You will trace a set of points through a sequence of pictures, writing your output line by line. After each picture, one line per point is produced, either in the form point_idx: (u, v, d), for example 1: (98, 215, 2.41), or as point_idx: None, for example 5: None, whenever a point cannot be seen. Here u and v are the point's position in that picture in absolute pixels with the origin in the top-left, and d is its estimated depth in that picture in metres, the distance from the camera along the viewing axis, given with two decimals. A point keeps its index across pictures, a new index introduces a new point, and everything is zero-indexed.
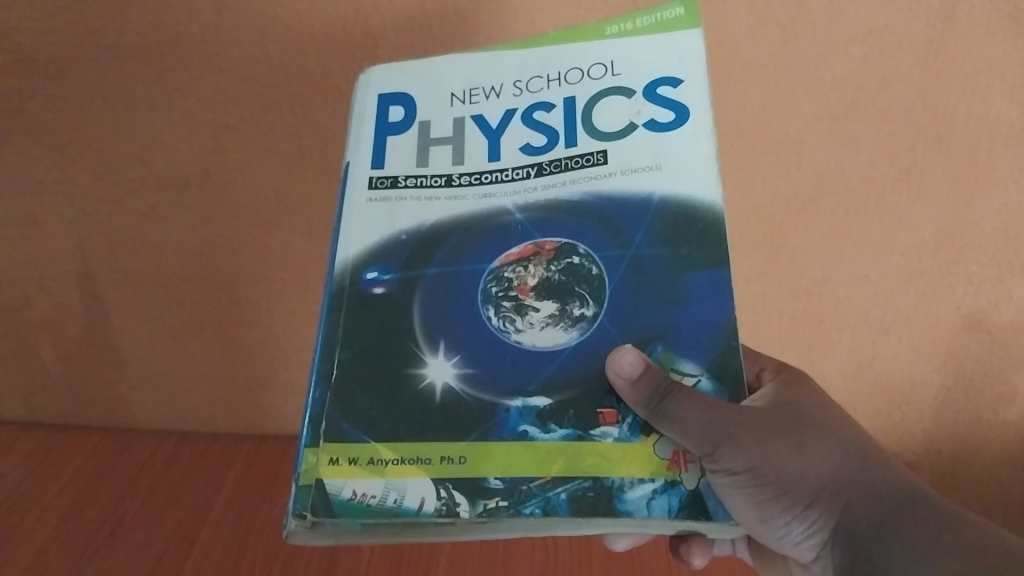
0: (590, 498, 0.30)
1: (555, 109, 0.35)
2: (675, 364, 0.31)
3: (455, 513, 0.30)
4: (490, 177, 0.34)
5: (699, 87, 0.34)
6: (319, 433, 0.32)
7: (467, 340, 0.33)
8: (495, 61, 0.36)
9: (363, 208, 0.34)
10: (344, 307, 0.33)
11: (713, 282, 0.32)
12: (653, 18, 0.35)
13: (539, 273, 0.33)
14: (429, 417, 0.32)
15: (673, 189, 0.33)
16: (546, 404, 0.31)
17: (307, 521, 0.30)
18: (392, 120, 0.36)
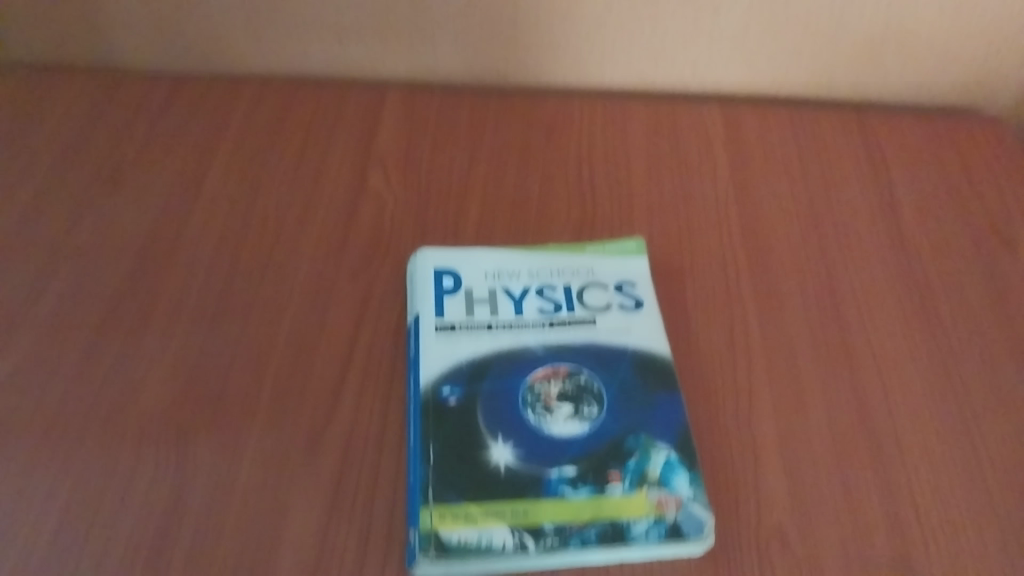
0: (610, 532, 0.49)
1: (557, 290, 0.62)
2: (654, 444, 0.53)
3: (527, 548, 0.48)
4: (517, 326, 0.60)
5: (647, 287, 0.63)
6: (427, 496, 0.50)
7: (517, 431, 0.53)
8: (509, 257, 0.65)
9: (434, 340, 0.58)
10: (432, 410, 0.54)
11: (671, 396, 0.56)
12: (615, 247, 0.65)
13: (558, 385, 0.56)
14: (500, 484, 0.51)
15: (640, 342, 0.59)
16: (573, 472, 0.51)
17: (429, 554, 0.47)
18: (446, 286, 0.62)
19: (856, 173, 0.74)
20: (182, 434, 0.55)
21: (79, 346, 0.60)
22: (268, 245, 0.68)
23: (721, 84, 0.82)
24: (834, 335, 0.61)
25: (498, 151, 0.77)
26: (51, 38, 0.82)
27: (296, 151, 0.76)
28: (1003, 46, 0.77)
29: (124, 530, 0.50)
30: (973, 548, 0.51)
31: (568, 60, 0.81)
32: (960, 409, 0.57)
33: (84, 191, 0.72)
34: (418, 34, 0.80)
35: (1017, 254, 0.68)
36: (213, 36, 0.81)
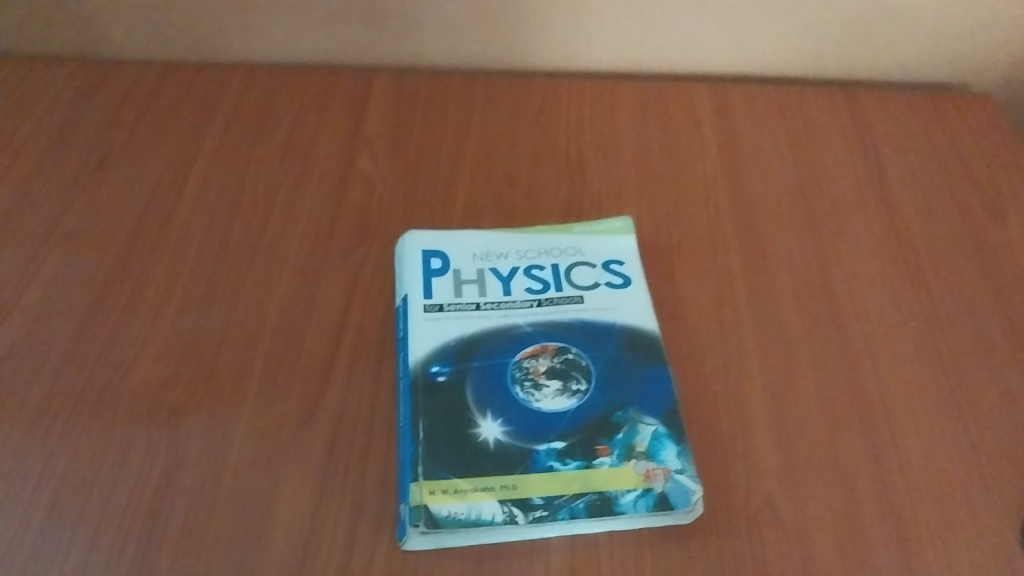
0: (598, 504, 0.49)
1: (545, 269, 0.62)
2: (641, 418, 0.53)
3: (516, 520, 0.49)
4: (505, 305, 0.60)
5: (635, 265, 0.63)
6: (417, 472, 0.51)
7: (505, 409, 0.54)
8: (498, 239, 0.65)
9: (422, 320, 0.59)
10: (421, 389, 0.55)
11: (659, 371, 0.56)
12: (603, 226, 0.66)
13: (546, 363, 0.56)
14: (488, 460, 0.51)
15: (628, 319, 0.59)
16: (562, 446, 0.52)
17: (419, 528, 0.48)
18: (434, 267, 0.63)
19: (845, 149, 0.75)
20: (174, 414, 0.55)
21: (70, 329, 0.60)
22: (258, 228, 0.68)
23: (710, 63, 0.82)
24: (823, 307, 0.62)
25: (485, 132, 0.77)
26: (37, 27, 0.82)
27: (285, 135, 0.76)
28: (990, 20, 0.77)
29: (117, 509, 0.50)
30: (963, 514, 0.51)
31: (556, 42, 0.81)
32: (949, 378, 0.58)
33: (74, 177, 0.72)
34: (405, 18, 0.79)
35: (1005, 226, 0.68)
36: (200, 23, 0.81)
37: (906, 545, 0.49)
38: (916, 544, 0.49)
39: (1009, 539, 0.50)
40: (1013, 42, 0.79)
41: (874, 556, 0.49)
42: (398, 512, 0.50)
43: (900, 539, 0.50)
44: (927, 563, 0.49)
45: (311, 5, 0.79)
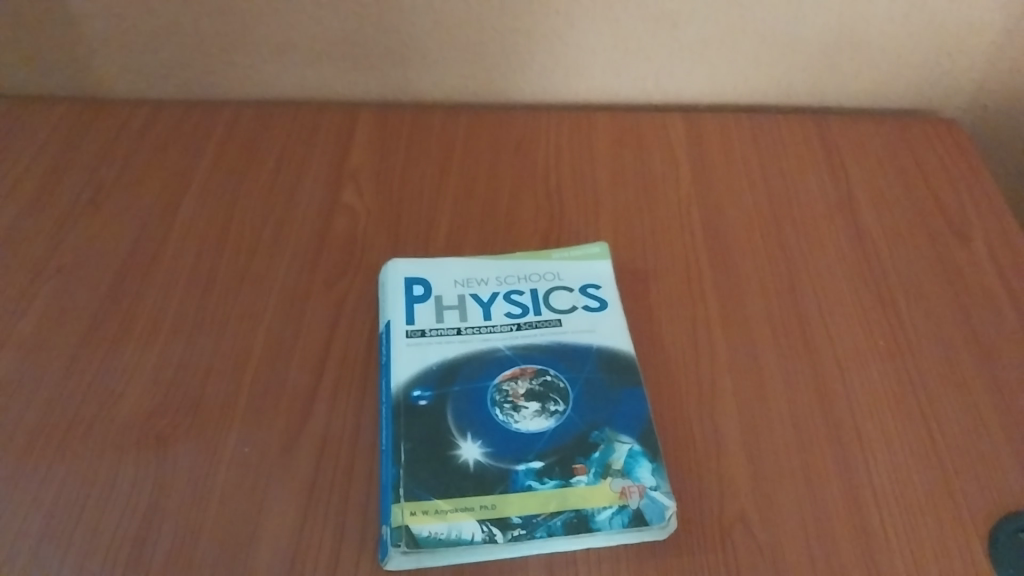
0: (575, 521, 0.51)
1: (524, 294, 0.64)
2: (617, 436, 0.55)
3: (495, 539, 0.50)
4: (485, 329, 0.62)
5: (611, 289, 0.65)
6: (398, 494, 0.52)
7: (485, 430, 0.55)
8: (478, 265, 0.67)
9: (404, 346, 0.60)
10: (403, 412, 0.56)
11: (634, 390, 0.58)
12: (580, 252, 0.68)
13: (525, 385, 0.58)
14: (468, 480, 0.53)
15: (604, 341, 0.61)
16: (540, 466, 0.53)
17: (400, 548, 0.49)
18: (417, 294, 0.64)
19: (815, 175, 0.77)
20: (162, 441, 0.56)
21: (60, 360, 0.62)
22: (245, 259, 0.69)
23: (684, 94, 0.85)
24: (794, 327, 0.63)
25: (467, 163, 0.79)
26: (30, 68, 0.84)
27: (271, 169, 0.78)
28: (953, 48, 0.80)
29: (106, 535, 0.52)
30: (930, 526, 0.52)
31: (535, 76, 0.83)
32: (916, 394, 0.59)
33: (65, 213, 0.73)
34: (387, 55, 0.82)
35: (971, 246, 0.70)
36: (188, 61, 0.83)
37: (875, 557, 0.51)
38: (885, 555, 0.51)
39: (976, 548, 0.51)
40: (976, 69, 0.81)
41: (844, 567, 0.50)
42: (381, 533, 0.51)
43: (870, 550, 0.51)
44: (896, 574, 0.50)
45: (296, 42, 0.81)
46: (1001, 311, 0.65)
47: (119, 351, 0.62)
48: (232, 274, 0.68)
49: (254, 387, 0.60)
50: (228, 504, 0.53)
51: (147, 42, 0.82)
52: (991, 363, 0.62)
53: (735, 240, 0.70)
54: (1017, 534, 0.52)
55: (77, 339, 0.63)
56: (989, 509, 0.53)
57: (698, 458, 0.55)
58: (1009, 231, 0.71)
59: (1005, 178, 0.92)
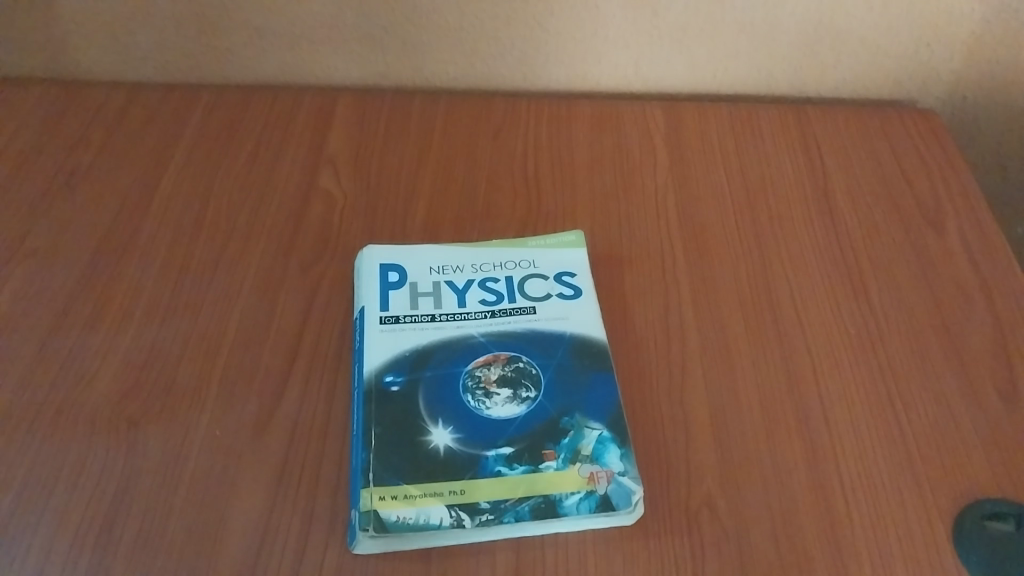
0: (543, 507, 0.51)
1: (499, 281, 0.65)
2: (587, 423, 0.55)
3: (462, 524, 0.50)
4: (459, 316, 0.62)
5: (586, 277, 0.65)
6: (368, 478, 0.52)
7: (456, 416, 0.56)
8: (454, 251, 0.67)
9: (378, 332, 0.61)
10: (375, 398, 0.57)
11: (605, 378, 0.58)
12: (556, 239, 0.68)
13: (498, 371, 0.58)
14: (438, 465, 0.53)
15: (578, 328, 0.61)
16: (510, 452, 0.54)
17: (368, 533, 0.50)
18: (391, 281, 0.65)
19: (792, 164, 0.77)
20: (133, 425, 0.56)
21: (32, 343, 0.61)
22: (220, 243, 0.69)
23: (664, 82, 0.85)
24: (766, 315, 0.64)
25: (445, 149, 0.79)
26: (7, 49, 0.84)
27: (249, 154, 0.78)
28: (931, 39, 0.80)
29: (74, 518, 0.52)
30: (896, 511, 0.53)
31: (515, 63, 0.83)
32: (886, 382, 0.60)
33: (40, 195, 0.73)
34: (366, 40, 0.82)
35: (944, 236, 0.71)
36: (167, 44, 0.83)
37: (840, 543, 0.51)
38: (850, 541, 0.51)
39: (940, 535, 0.52)
40: (953, 60, 0.82)
41: (810, 553, 0.51)
42: (349, 517, 0.52)
43: (835, 537, 0.51)
44: (861, 560, 0.50)
45: (275, 27, 0.81)
46: (972, 300, 0.66)
47: (92, 332, 0.62)
48: (206, 257, 0.68)
49: (228, 371, 0.60)
50: (199, 486, 0.53)
51: (124, 24, 0.81)
52: (961, 352, 0.62)
53: (711, 227, 0.71)
54: (981, 521, 0.52)
55: (50, 320, 0.63)
56: (955, 495, 0.54)
57: (667, 442, 0.55)
58: (982, 222, 0.72)
59: (983, 170, 0.92)
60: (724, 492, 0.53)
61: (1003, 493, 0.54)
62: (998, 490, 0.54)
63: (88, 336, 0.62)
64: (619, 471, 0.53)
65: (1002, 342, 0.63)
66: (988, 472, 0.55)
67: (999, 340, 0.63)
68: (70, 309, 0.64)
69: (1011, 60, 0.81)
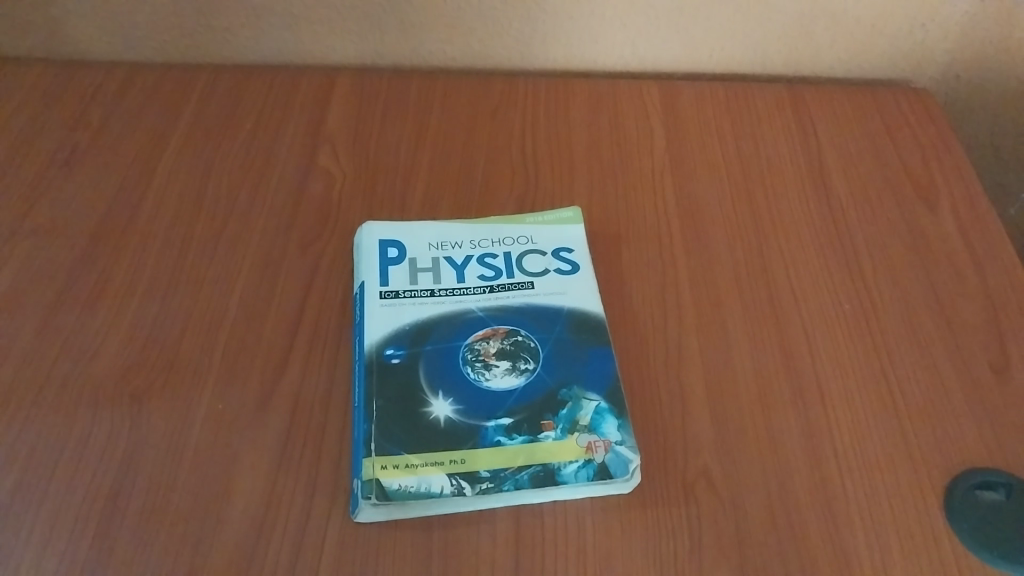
0: (542, 475, 0.52)
1: (498, 257, 0.65)
2: (585, 395, 0.56)
3: (463, 492, 0.51)
4: (458, 291, 0.63)
5: (584, 252, 0.66)
6: (369, 448, 0.53)
7: (456, 388, 0.57)
8: (452, 228, 0.68)
9: (378, 307, 0.61)
10: (376, 370, 0.57)
11: (602, 351, 0.59)
12: (554, 216, 0.69)
13: (497, 345, 0.59)
14: (438, 436, 0.54)
15: (576, 303, 0.62)
16: (510, 423, 0.55)
17: (370, 501, 0.51)
18: (391, 257, 0.65)
19: (787, 143, 0.78)
20: (137, 398, 0.57)
21: (35, 319, 0.62)
22: (221, 220, 0.70)
23: (661, 62, 0.85)
24: (761, 291, 0.65)
25: (443, 127, 0.79)
26: (4, 29, 0.84)
27: (248, 133, 0.78)
28: (925, 19, 0.80)
29: (80, 490, 0.52)
30: (888, 480, 0.54)
31: (512, 42, 0.84)
32: (879, 356, 0.61)
33: (40, 174, 0.73)
34: (365, 19, 0.82)
35: (937, 214, 0.72)
36: (164, 23, 0.83)
37: (833, 512, 0.52)
38: (844, 510, 0.52)
39: (932, 504, 0.53)
40: (948, 40, 0.82)
41: (804, 522, 0.52)
42: (351, 487, 0.53)
43: (829, 506, 0.53)
44: (853, 529, 0.51)
45: (274, 7, 0.81)
46: (965, 277, 0.67)
47: (94, 309, 0.63)
48: (207, 235, 0.69)
49: (230, 345, 0.60)
50: (203, 458, 0.54)
51: (122, 3, 0.81)
52: (952, 326, 0.63)
53: (707, 205, 0.71)
54: (971, 490, 0.53)
55: (54, 297, 0.64)
56: (946, 466, 0.55)
57: (663, 413, 0.56)
58: (975, 200, 0.73)
59: (977, 150, 0.93)
60: (719, 461, 0.54)
61: (993, 463, 0.55)
62: (988, 459, 0.55)
63: (91, 312, 0.63)
64: (616, 440, 0.54)
65: (993, 317, 0.64)
66: (978, 443, 0.56)
67: (990, 315, 0.64)
68: (74, 286, 0.65)
69: (1004, 40, 0.82)
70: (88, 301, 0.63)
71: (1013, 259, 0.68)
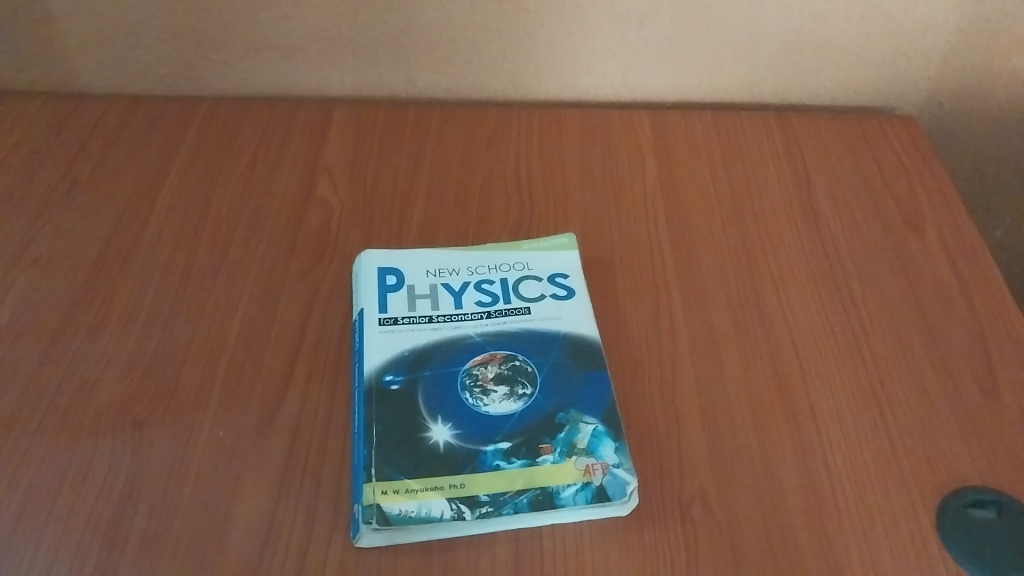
0: (541, 498, 0.53)
1: (494, 283, 0.66)
2: (582, 418, 0.57)
3: (463, 516, 0.52)
4: (456, 317, 0.64)
5: (579, 278, 0.67)
6: (369, 474, 0.54)
7: (455, 413, 0.57)
8: (450, 255, 0.69)
9: (377, 334, 0.62)
10: (376, 397, 0.58)
11: (598, 375, 0.60)
12: (549, 243, 0.70)
13: (495, 369, 0.60)
14: (438, 461, 0.55)
15: (572, 328, 0.63)
16: (508, 447, 0.55)
17: (371, 526, 0.51)
18: (389, 284, 0.66)
19: (775, 169, 0.79)
20: (139, 425, 0.58)
21: (36, 349, 0.63)
22: (220, 249, 0.71)
23: (651, 92, 0.87)
24: (753, 314, 0.66)
25: (438, 157, 0.81)
26: (5, 63, 0.85)
27: (246, 163, 0.79)
28: (908, 48, 0.82)
29: (82, 517, 0.53)
30: (881, 501, 0.55)
31: (505, 73, 0.85)
32: (869, 377, 0.62)
33: (41, 205, 0.74)
34: (360, 52, 0.83)
35: (923, 237, 0.73)
36: (163, 56, 0.84)
37: (828, 532, 0.53)
38: (838, 530, 0.53)
39: (925, 523, 0.54)
40: (930, 68, 0.84)
41: (799, 542, 0.52)
42: (352, 512, 0.53)
43: (824, 526, 0.53)
44: (848, 548, 0.52)
45: (272, 40, 0.83)
46: (952, 299, 0.68)
47: (95, 337, 0.64)
48: (207, 263, 0.70)
49: (231, 372, 0.61)
50: (204, 484, 0.55)
51: (122, 37, 0.83)
52: (942, 348, 0.64)
53: (699, 231, 0.73)
54: (963, 509, 0.54)
55: (55, 326, 0.64)
56: (937, 485, 0.56)
57: (658, 436, 0.57)
58: (960, 224, 0.74)
59: (962, 174, 0.95)
60: (715, 483, 0.55)
61: (984, 481, 0.56)
62: (979, 478, 0.56)
63: (91, 341, 0.63)
64: (613, 463, 0.55)
65: (981, 339, 0.65)
66: (969, 463, 0.57)
67: (977, 337, 0.65)
68: (75, 315, 0.65)
69: (986, 68, 0.84)
70: (89, 330, 0.64)
71: (998, 281, 0.70)
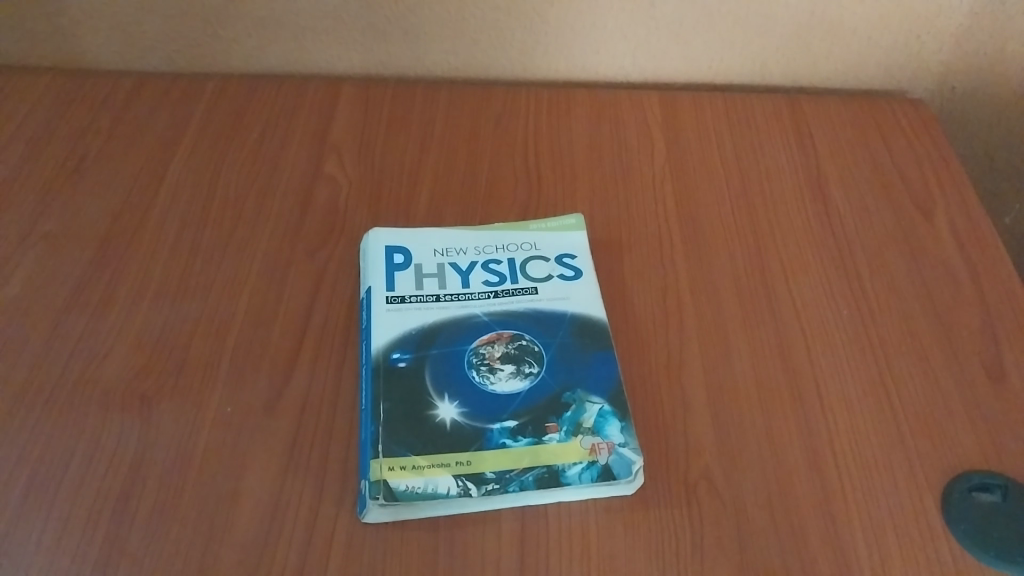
0: (547, 476, 0.53)
1: (502, 263, 0.67)
2: (588, 398, 0.57)
3: (468, 493, 0.52)
4: (463, 296, 0.64)
5: (587, 259, 0.67)
6: (376, 450, 0.54)
7: (461, 391, 0.58)
8: (457, 234, 0.69)
9: (384, 312, 0.62)
10: (383, 374, 0.58)
11: (605, 356, 0.60)
12: (557, 223, 0.70)
13: (502, 348, 0.60)
14: (444, 439, 0.55)
15: (579, 309, 0.63)
16: (515, 425, 0.56)
17: (378, 501, 0.52)
18: (397, 263, 0.66)
19: (785, 152, 0.79)
20: (147, 401, 0.58)
21: (45, 324, 0.63)
22: (228, 227, 0.71)
23: (661, 73, 0.87)
24: (761, 297, 0.66)
25: (447, 136, 0.80)
26: (14, 39, 0.85)
27: (254, 141, 0.79)
28: (921, 31, 0.82)
29: (91, 492, 0.53)
30: (886, 484, 0.55)
31: (515, 52, 0.85)
32: (876, 361, 0.62)
33: (50, 181, 0.74)
34: (369, 30, 0.83)
35: (933, 222, 0.73)
36: (172, 34, 0.84)
37: (832, 515, 0.53)
38: (843, 513, 0.53)
39: (930, 505, 0.54)
40: (943, 51, 0.84)
41: (804, 524, 0.53)
42: (359, 488, 0.53)
43: (828, 509, 0.53)
44: (852, 530, 0.52)
45: (280, 18, 0.82)
46: (960, 284, 0.68)
47: (103, 314, 0.64)
48: (214, 241, 0.70)
49: (238, 350, 0.61)
50: (211, 460, 0.55)
51: (131, 13, 0.82)
52: (950, 332, 0.64)
53: (707, 213, 0.73)
54: (968, 493, 0.54)
55: (63, 302, 0.65)
56: (943, 468, 0.56)
57: (664, 417, 0.57)
58: (969, 209, 0.74)
59: (972, 159, 0.94)
60: (721, 464, 0.55)
61: (989, 465, 0.56)
62: (984, 462, 0.56)
63: (99, 318, 0.63)
64: (619, 443, 0.55)
65: (988, 323, 0.65)
66: (974, 446, 0.57)
67: (985, 321, 0.65)
68: (83, 292, 0.65)
69: (999, 52, 0.83)
70: (97, 307, 0.64)
71: (1008, 266, 0.69)
